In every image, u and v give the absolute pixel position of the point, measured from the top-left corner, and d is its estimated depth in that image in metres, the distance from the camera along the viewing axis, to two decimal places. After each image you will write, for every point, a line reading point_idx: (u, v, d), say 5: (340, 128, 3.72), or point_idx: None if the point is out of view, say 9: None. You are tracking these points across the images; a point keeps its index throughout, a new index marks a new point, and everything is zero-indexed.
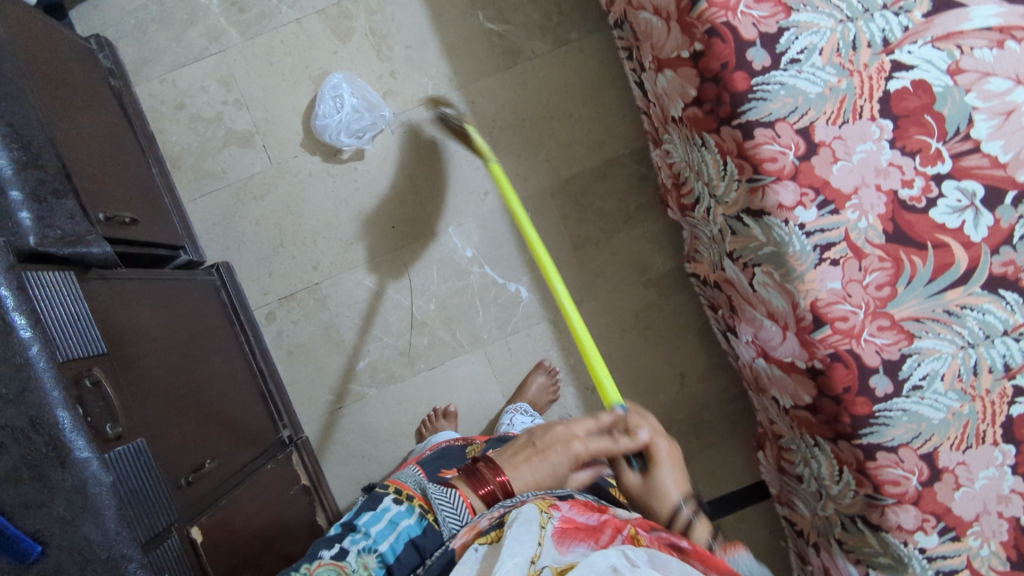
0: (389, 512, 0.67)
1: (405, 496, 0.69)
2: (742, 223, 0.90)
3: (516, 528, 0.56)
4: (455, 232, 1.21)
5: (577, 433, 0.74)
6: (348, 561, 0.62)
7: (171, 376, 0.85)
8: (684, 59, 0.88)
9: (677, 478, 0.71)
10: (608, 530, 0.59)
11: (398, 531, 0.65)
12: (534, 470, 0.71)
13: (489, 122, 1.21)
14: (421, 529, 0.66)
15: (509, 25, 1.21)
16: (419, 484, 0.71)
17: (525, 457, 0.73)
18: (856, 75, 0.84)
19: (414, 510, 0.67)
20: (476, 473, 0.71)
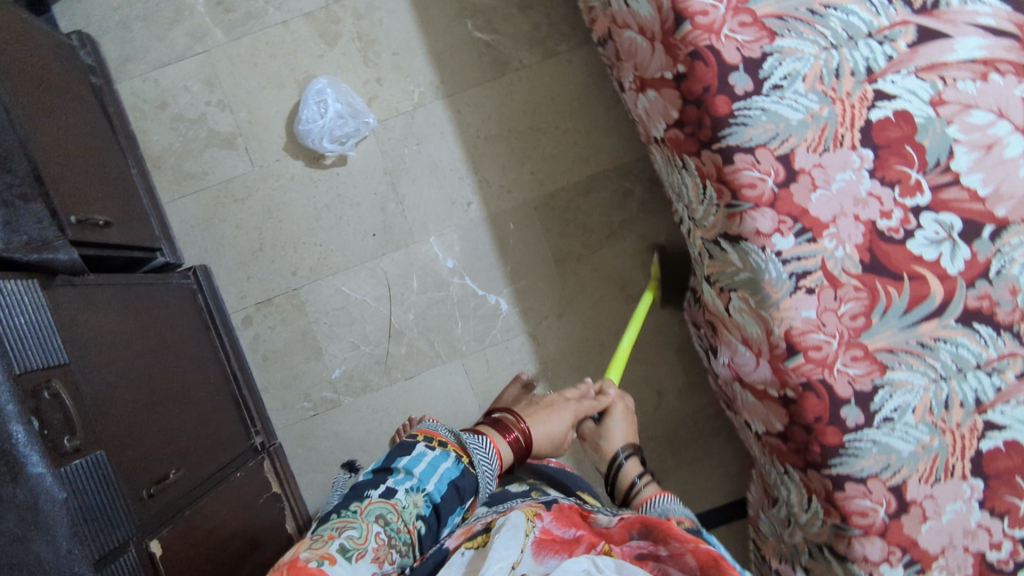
0: (428, 455, 0.69)
1: (438, 442, 0.71)
2: (720, 247, 0.90)
3: (502, 536, 0.57)
4: (435, 243, 1.20)
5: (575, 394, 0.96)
6: (398, 499, 0.64)
7: (139, 383, 0.84)
8: (667, 81, 0.88)
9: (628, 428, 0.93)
10: (583, 544, 0.58)
11: (440, 472, 0.68)
12: (543, 420, 0.89)
13: (474, 131, 1.20)
14: (461, 472, 0.70)
15: (497, 35, 1.20)
16: (451, 431, 0.73)
17: (539, 409, 0.91)
18: (838, 103, 0.84)
19: (451, 455, 0.71)
20: (500, 420, 0.82)
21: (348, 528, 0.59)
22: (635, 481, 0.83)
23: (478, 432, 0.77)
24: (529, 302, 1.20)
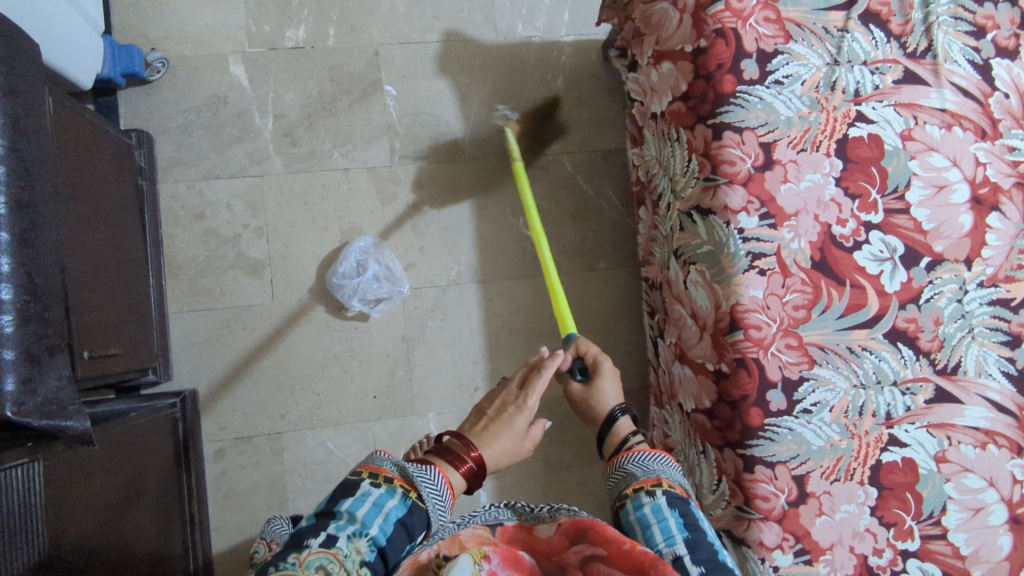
0: (374, 497, 0.62)
1: (384, 479, 0.64)
2: (720, 540, 0.92)
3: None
4: (433, 418, 1.19)
5: (513, 387, 0.88)
6: (339, 549, 0.56)
7: (101, 555, 0.79)
8: (708, 370, 0.91)
9: (610, 387, 0.90)
10: None
11: (385, 513, 0.61)
12: (497, 438, 0.80)
13: (499, 321, 1.22)
14: (406, 510, 0.63)
15: (544, 236, 1.24)
16: (395, 465, 0.66)
17: (482, 426, 0.82)
18: (856, 439, 0.88)
19: (400, 492, 0.64)
20: (448, 450, 0.74)
21: None
22: (627, 437, 0.82)
23: (424, 463, 0.70)
24: None
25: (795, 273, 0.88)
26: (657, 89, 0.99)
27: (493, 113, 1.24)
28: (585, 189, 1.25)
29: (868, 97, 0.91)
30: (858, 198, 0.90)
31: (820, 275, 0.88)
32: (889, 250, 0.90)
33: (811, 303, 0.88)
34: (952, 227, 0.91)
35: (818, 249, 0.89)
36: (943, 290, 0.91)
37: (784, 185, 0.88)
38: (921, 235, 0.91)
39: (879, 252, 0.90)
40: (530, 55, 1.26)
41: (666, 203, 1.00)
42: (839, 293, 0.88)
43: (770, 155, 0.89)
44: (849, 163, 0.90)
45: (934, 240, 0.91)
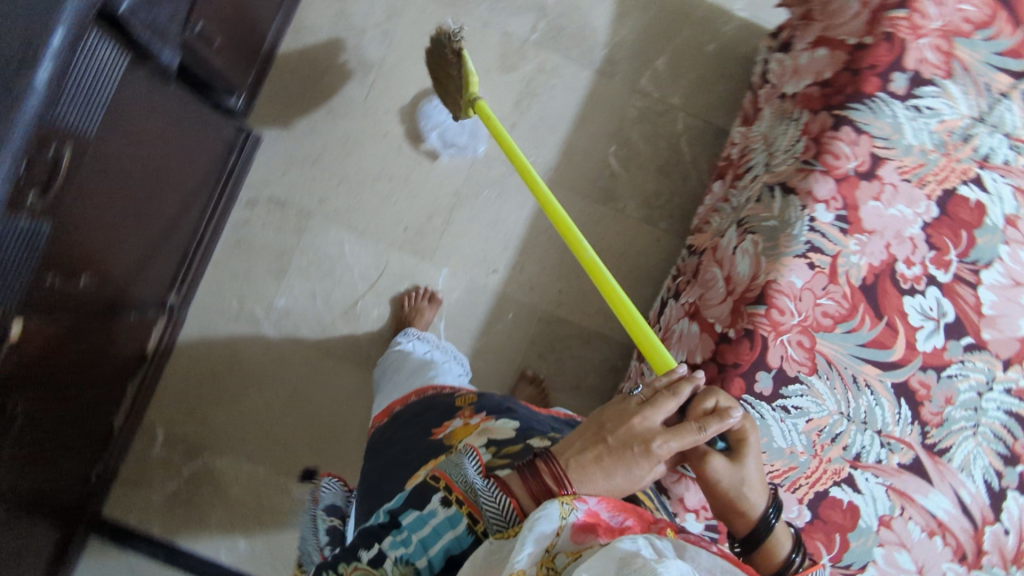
0: (434, 519, 0.58)
1: (453, 499, 0.58)
2: None
3: (534, 527, 0.51)
4: (443, 276, 1.22)
5: (653, 419, 0.62)
6: (386, 570, 0.57)
7: (126, 190, 0.83)
8: (714, 330, 0.90)
9: (755, 476, 0.66)
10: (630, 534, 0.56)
11: (439, 541, 0.57)
12: (609, 476, 0.59)
13: (546, 225, 1.23)
14: (467, 544, 0.57)
15: (625, 173, 1.24)
16: (469, 484, 0.59)
17: (595, 455, 0.59)
18: (815, 459, 0.87)
19: (461, 518, 0.57)
20: (530, 471, 0.58)
21: None
22: (792, 557, 0.65)
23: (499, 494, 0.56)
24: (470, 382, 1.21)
25: (840, 283, 0.87)
26: (800, 72, 0.99)
27: (637, 45, 1.25)
28: (684, 152, 1.25)
29: (993, 167, 0.90)
30: (936, 250, 0.88)
31: (863, 298, 0.87)
32: (938, 312, 0.89)
33: (841, 316, 0.87)
34: (1010, 324, 0.90)
35: (874, 274, 0.87)
36: (969, 374, 0.89)
37: (872, 202, 0.87)
38: (977, 314, 0.89)
39: (928, 308, 0.88)
40: (697, 10, 1.26)
41: (754, 175, 1.00)
42: (872, 323, 0.87)
43: (876, 169, 0.88)
44: (945, 215, 0.89)
45: (987, 325, 0.90)
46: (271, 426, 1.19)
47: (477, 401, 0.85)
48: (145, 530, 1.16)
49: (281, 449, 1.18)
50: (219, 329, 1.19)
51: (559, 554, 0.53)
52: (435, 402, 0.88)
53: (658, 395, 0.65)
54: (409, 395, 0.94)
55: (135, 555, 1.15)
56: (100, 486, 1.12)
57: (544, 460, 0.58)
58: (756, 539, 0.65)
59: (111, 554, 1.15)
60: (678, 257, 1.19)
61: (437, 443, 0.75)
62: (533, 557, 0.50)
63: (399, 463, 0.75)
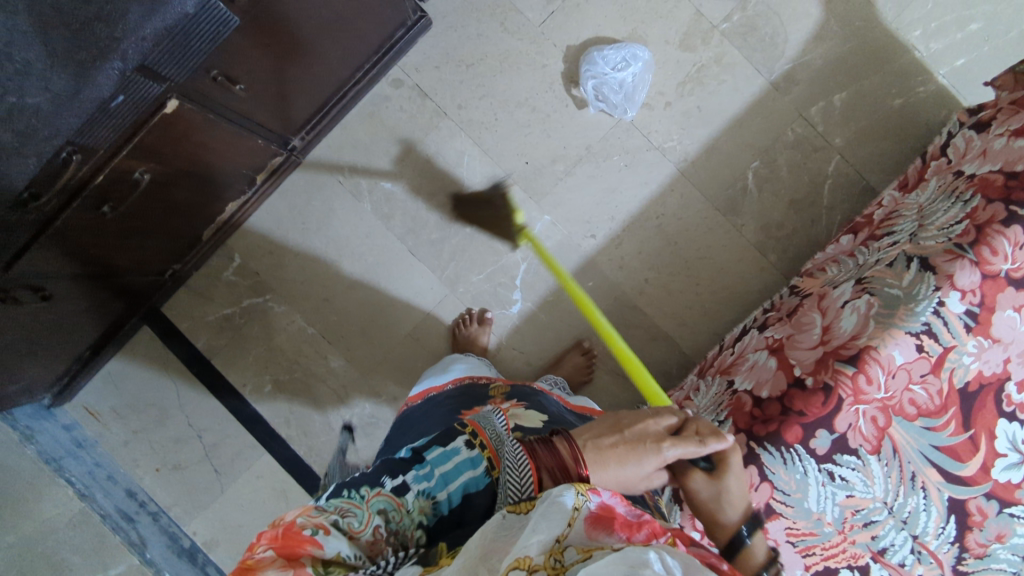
0: (458, 457, 0.58)
1: (477, 442, 0.60)
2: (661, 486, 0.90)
3: (540, 509, 0.49)
4: (543, 222, 1.20)
5: (659, 427, 0.64)
6: (406, 500, 0.54)
7: (303, 19, 0.85)
8: (791, 372, 0.87)
9: (739, 496, 0.63)
10: (646, 531, 0.52)
11: (460, 480, 0.57)
12: (620, 462, 0.60)
13: (661, 211, 1.19)
14: (484, 488, 0.56)
15: (758, 193, 1.19)
16: (494, 435, 0.61)
17: (610, 441, 0.62)
18: (839, 535, 0.83)
19: (481, 461, 0.58)
20: (550, 443, 0.58)
21: (348, 512, 0.50)
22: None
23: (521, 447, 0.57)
24: (528, 329, 1.20)
25: (941, 378, 0.81)
26: (989, 155, 0.92)
27: (823, 73, 1.19)
28: (825, 195, 1.19)
29: None
30: None
31: (957, 401, 0.81)
32: None
33: (927, 410, 0.81)
34: None
35: (979, 383, 0.81)
36: None
37: (1011, 311, 0.81)
38: None
39: (1022, 440, 0.80)
40: (902, 60, 1.18)
41: (894, 240, 0.95)
42: (956, 430, 0.81)
43: None
44: None
45: None
46: (332, 293, 1.20)
47: (511, 393, 0.88)
48: (191, 340, 1.21)
49: (333, 319, 1.20)
50: (321, 187, 1.20)
51: (570, 548, 0.47)
52: (473, 390, 0.91)
53: (663, 413, 0.68)
54: (447, 386, 0.95)
55: (174, 355, 1.21)
56: (171, 281, 1.18)
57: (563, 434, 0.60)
58: (727, 554, 0.61)
59: (154, 346, 1.21)
60: (775, 293, 1.14)
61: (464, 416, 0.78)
62: (539, 545, 0.46)
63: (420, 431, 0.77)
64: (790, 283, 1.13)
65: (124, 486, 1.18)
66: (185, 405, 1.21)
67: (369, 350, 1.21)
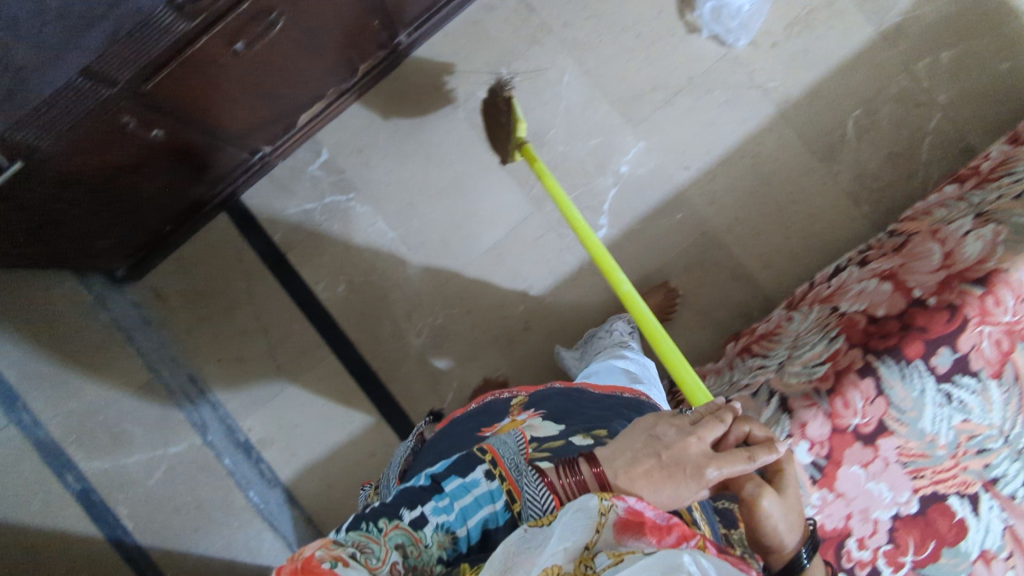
0: (476, 489, 0.56)
1: (497, 474, 0.57)
2: (767, 397, 0.88)
3: (563, 519, 0.47)
4: (637, 148, 1.18)
5: (701, 441, 0.56)
6: (425, 534, 0.53)
7: None
8: (910, 293, 0.85)
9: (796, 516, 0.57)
10: (678, 533, 0.47)
11: (481, 513, 0.55)
12: (654, 491, 0.54)
13: (756, 151, 1.18)
14: (504, 522, 0.55)
15: (856, 142, 1.17)
16: (514, 462, 0.58)
17: (645, 467, 0.55)
18: (951, 460, 0.82)
19: (501, 495, 0.56)
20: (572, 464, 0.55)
21: (367, 546, 0.49)
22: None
23: (541, 485, 0.54)
24: (611, 255, 1.18)
25: None
26: None
27: (936, 28, 1.16)
28: (925, 150, 1.17)
29: None
30: None
31: None
32: None
33: None
34: None
35: None
36: None
37: None
38: None
39: None
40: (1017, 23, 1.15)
41: (1014, 180, 0.93)
42: None
43: None
44: None
45: None
46: (416, 199, 1.18)
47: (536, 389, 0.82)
48: (269, 232, 1.19)
49: (414, 226, 1.19)
50: (414, 90, 1.18)
51: (600, 552, 0.44)
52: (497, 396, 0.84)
53: (705, 418, 0.59)
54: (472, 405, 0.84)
55: (249, 246, 1.19)
56: (258, 164, 1.15)
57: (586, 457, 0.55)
58: None
59: (230, 234, 1.19)
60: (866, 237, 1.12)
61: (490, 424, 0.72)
62: (567, 553, 0.44)
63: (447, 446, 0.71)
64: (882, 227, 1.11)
65: (187, 371, 1.16)
66: (254, 298, 1.19)
67: (447, 261, 1.19)
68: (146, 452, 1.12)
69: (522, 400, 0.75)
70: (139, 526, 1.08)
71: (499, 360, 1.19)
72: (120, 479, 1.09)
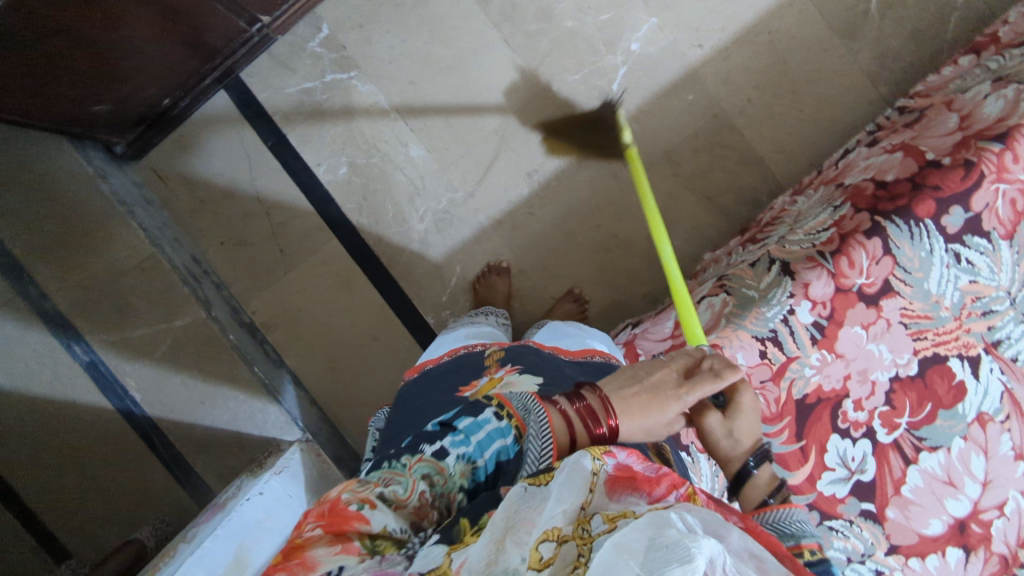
0: (488, 425, 0.54)
1: (506, 412, 0.55)
2: (768, 264, 0.86)
3: (559, 479, 0.47)
4: (649, 25, 1.13)
5: (675, 371, 0.61)
6: (448, 465, 0.51)
7: None
8: (924, 156, 0.83)
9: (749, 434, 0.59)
10: (667, 484, 0.49)
11: (495, 446, 0.53)
12: (638, 413, 0.57)
13: (773, 27, 1.13)
14: (515, 456, 0.54)
15: (879, 20, 1.12)
16: (522, 403, 0.56)
17: (631, 392, 0.58)
18: (954, 322, 0.82)
19: (511, 430, 0.54)
20: (579, 395, 0.57)
21: (393, 483, 0.49)
22: (765, 502, 0.53)
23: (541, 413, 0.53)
24: (619, 138, 1.15)
25: None
26: None
27: None
28: (950, 28, 1.11)
29: None
30: None
31: None
32: None
33: None
34: None
35: None
36: None
37: None
38: None
39: None
40: None
41: None
42: None
43: None
44: None
45: None
46: (419, 78, 1.15)
47: (506, 355, 0.82)
48: (270, 111, 1.17)
49: (418, 106, 1.16)
50: None
51: (596, 514, 0.45)
52: (471, 358, 0.84)
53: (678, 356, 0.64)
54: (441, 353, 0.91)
55: (250, 126, 1.17)
56: (258, 37, 1.11)
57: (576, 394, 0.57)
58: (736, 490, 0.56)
59: (229, 113, 1.17)
60: (882, 117, 1.08)
61: (462, 399, 0.72)
62: (565, 515, 0.44)
63: (421, 417, 0.71)
64: (896, 105, 1.07)
65: (188, 252, 1.16)
66: (255, 179, 1.17)
67: (451, 143, 1.16)
68: (149, 327, 1.11)
69: (497, 355, 0.82)
70: (146, 399, 1.11)
71: (502, 245, 1.18)
72: (123, 352, 1.10)
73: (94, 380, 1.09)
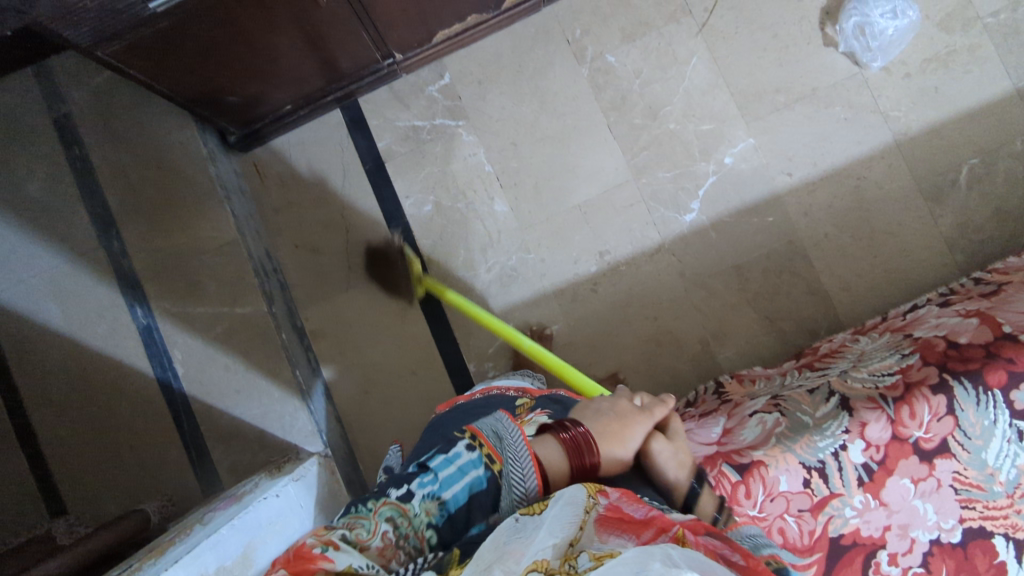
0: (459, 459, 0.59)
1: (478, 443, 0.61)
2: (827, 396, 0.87)
3: (553, 515, 0.50)
4: (745, 144, 1.19)
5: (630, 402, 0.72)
6: (414, 505, 0.55)
7: None
8: (1001, 327, 0.83)
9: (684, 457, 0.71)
10: (655, 528, 0.51)
11: (466, 480, 0.58)
12: (617, 431, 0.67)
13: (863, 174, 1.17)
14: (488, 485, 0.58)
15: (964, 191, 1.16)
16: (493, 433, 0.62)
17: (604, 421, 0.68)
18: (1006, 499, 0.80)
19: (481, 462, 0.59)
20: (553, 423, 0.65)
21: (357, 524, 0.52)
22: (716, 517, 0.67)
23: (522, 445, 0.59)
24: (694, 239, 1.19)
25: None
26: None
27: None
28: None
29: None
30: None
31: None
32: None
33: None
34: None
35: None
36: None
37: None
38: None
39: None
40: None
41: None
42: None
43: None
44: None
45: None
46: (520, 140, 1.22)
47: (535, 405, 0.81)
48: (375, 137, 1.24)
49: (511, 165, 1.22)
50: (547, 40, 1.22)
51: (582, 553, 0.46)
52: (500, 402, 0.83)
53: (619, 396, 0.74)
54: (473, 393, 0.91)
55: (353, 146, 1.24)
56: (386, 71, 1.19)
57: (560, 425, 0.65)
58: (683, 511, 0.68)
59: (338, 131, 1.24)
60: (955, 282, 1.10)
61: None
62: (555, 550, 0.46)
63: None
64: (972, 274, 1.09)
65: (264, 246, 1.21)
66: (344, 195, 1.23)
67: (534, 206, 1.21)
68: (210, 307, 1.12)
69: (527, 403, 0.82)
70: (186, 373, 1.12)
71: (558, 312, 1.20)
72: (179, 324, 1.12)
73: (144, 343, 1.12)
